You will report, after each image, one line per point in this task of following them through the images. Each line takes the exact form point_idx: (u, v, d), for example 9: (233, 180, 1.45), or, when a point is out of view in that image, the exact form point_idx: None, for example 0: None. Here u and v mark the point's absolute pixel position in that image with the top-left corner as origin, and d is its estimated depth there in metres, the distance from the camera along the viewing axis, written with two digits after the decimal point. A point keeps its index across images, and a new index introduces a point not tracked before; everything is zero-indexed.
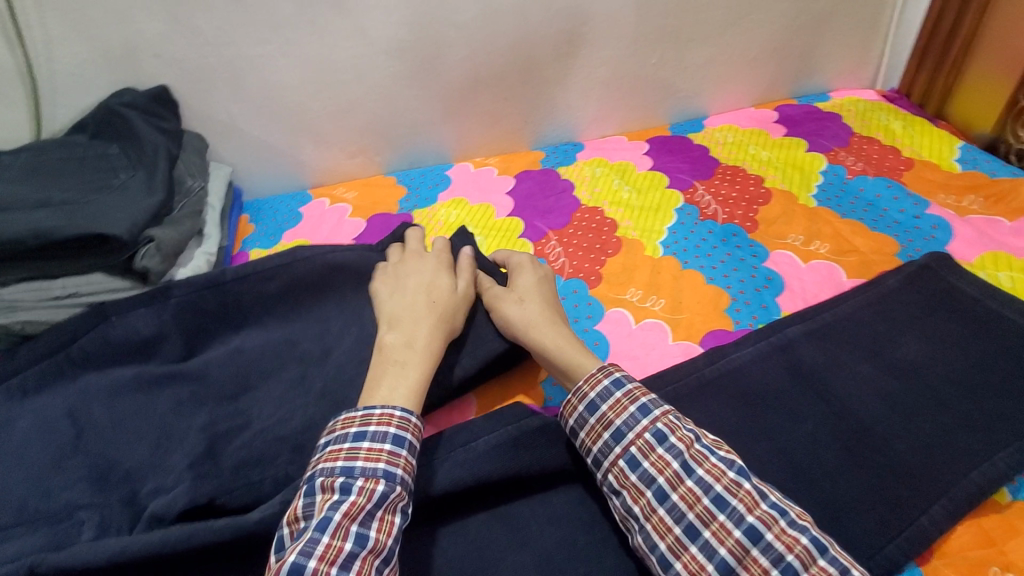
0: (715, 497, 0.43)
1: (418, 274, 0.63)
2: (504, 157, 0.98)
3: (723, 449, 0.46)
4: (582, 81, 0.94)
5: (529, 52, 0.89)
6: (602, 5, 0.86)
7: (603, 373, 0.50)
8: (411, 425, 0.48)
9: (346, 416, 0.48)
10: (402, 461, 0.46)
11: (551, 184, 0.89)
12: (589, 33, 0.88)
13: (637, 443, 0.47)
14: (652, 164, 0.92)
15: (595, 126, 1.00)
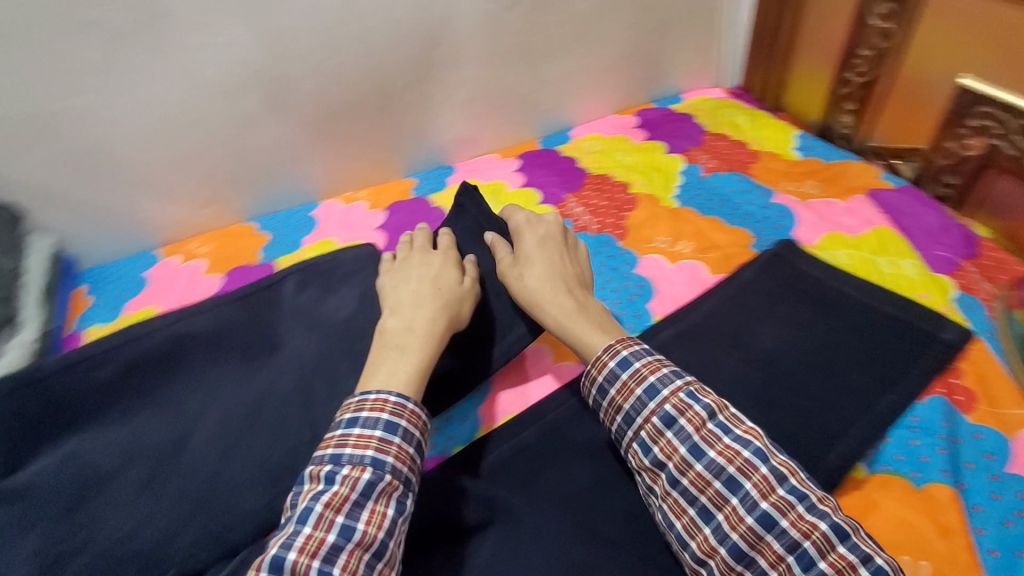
0: (726, 480, 0.45)
1: (423, 266, 0.63)
2: (375, 190, 0.94)
3: (747, 430, 0.47)
4: (445, 104, 0.92)
5: (382, 81, 0.85)
6: (448, 28, 0.84)
7: (608, 355, 0.52)
8: (406, 413, 0.49)
9: (345, 403, 0.50)
10: (393, 449, 0.47)
11: (424, 212, 0.87)
12: (440, 56, 0.86)
13: (647, 427, 0.49)
14: (523, 181, 0.91)
15: (466, 147, 0.99)
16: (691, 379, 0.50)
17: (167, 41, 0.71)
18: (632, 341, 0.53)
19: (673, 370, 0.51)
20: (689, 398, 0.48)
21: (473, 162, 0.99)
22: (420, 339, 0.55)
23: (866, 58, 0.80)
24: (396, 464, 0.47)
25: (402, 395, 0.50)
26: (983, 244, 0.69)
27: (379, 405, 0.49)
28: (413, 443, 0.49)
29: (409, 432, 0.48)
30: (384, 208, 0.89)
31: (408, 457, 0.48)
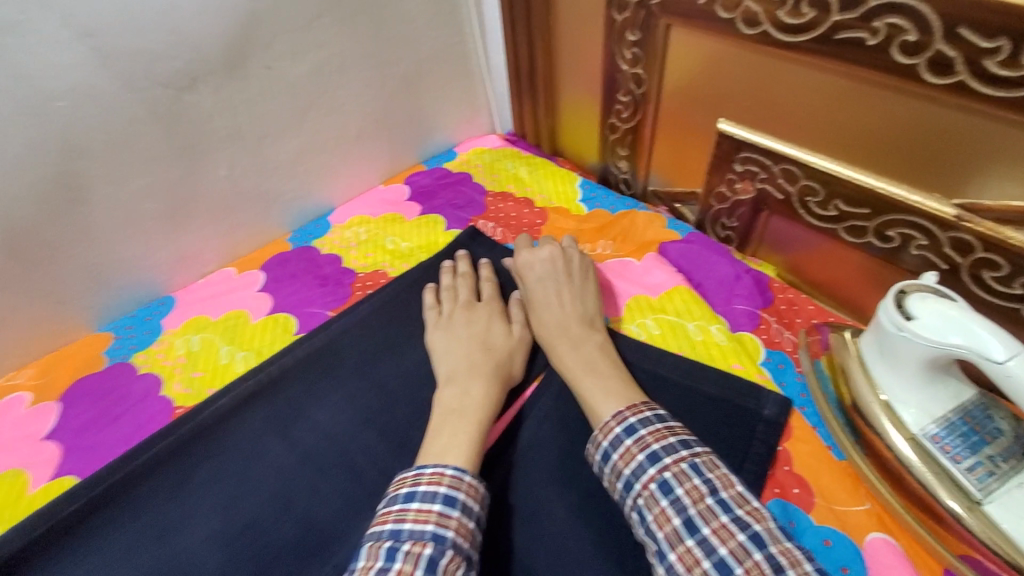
0: (718, 562, 0.37)
1: (473, 324, 0.61)
2: (45, 365, 0.65)
3: (752, 512, 0.40)
4: (127, 228, 0.66)
5: (3, 217, 0.57)
6: (93, 129, 0.59)
7: (616, 421, 0.47)
8: (464, 485, 0.43)
9: (396, 479, 0.44)
10: (454, 521, 0.41)
11: (123, 390, 0.61)
12: (95, 168, 0.61)
13: (645, 494, 0.43)
14: (270, 305, 0.70)
15: (187, 267, 0.73)
16: (703, 450, 0.44)
17: None
18: (643, 406, 0.48)
19: (683, 440, 0.45)
20: (691, 470, 0.42)
21: (203, 284, 0.74)
22: (470, 402, 0.52)
23: (626, 103, 0.75)
24: (460, 537, 0.41)
25: (457, 467, 0.44)
26: (773, 287, 0.66)
27: (430, 474, 0.44)
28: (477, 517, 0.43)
29: (468, 502, 0.43)
30: (56, 398, 0.61)
31: (469, 532, 0.41)
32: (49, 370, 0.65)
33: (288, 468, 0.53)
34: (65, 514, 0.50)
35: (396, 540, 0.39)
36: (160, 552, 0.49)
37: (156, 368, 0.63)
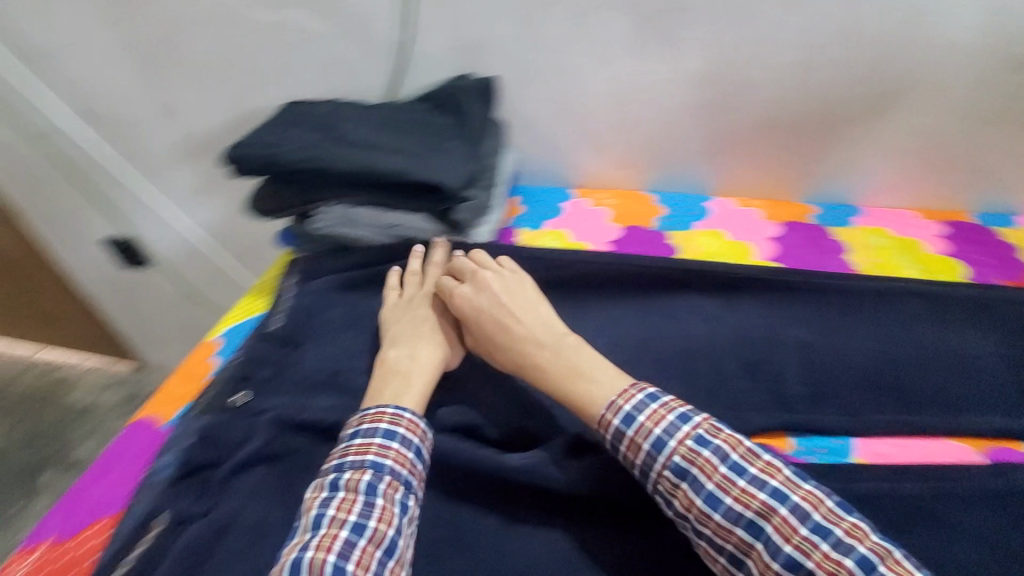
0: (772, 491, 0.47)
1: (409, 309, 0.73)
2: (623, 200, 1.00)
3: (765, 468, 0.49)
4: (729, 146, 0.95)
5: (694, 109, 0.92)
6: (770, 78, 0.87)
7: (612, 412, 0.55)
8: (405, 421, 0.59)
9: (355, 415, 0.60)
10: (391, 453, 0.56)
11: (660, 245, 0.87)
12: (753, 97, 0.89)
13: (682, 450, 0.51)
14: (773, 250, 0.85)
15: (730, 190, 1.00)
16: (703, 418, 0.53)
17: (520, 87, 0.95)
18: (633, 392, 0.56)
19: (679, 416, 0.53)
20: (697, 445, 0.50)
21: (734, 211, 0.94)
22: (413, 364, 0.66)
23: None
24: (399, 462, 0.56)
25: (401, 408, 0.60)
26: None
27: (363, 418, 0.59)
28: (422, 459, 0.59)
29: (406, 438, 0.57)
30: (622, 225, 0.93)
31: (408, 461, 0.57)
32: (624, 205, 0.99)
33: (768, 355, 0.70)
34: (613, 276, 0.79)
35: (330, 483, 0.54)
36: (667, 347, 0.71)
37: (681, 244, 0.87)
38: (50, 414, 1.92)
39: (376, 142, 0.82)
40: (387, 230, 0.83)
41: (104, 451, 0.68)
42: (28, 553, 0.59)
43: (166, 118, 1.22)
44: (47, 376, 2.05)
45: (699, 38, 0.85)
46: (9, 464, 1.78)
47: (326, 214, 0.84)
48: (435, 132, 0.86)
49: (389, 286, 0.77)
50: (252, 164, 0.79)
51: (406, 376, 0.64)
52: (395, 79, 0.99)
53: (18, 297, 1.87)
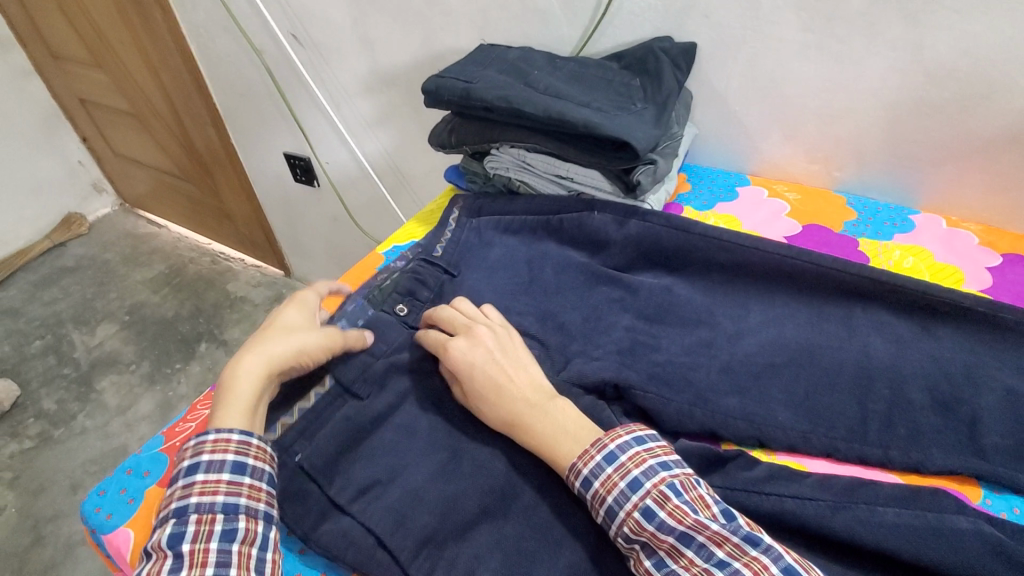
0: (717, 562, 0.46)
1: (264, 333, 0.66)
2: (806, 196, 0.90)
3: (712, 537, 0.47)
4: (951, 154, 0.82)
5: (915, 104, 0.80)
6: None
7: (573, 476, 0.54)
8: (205, 451, 0.55)
9: (187, 448, 0.56)
10: (193, 490, 0.52)
11: (844, 250, 0.78)
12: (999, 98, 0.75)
13: (629, 520, 0.50)
14: (987, 283, 0.72)
15: (940, 203, 0.86)
16: (652, 484, 0.51)
17: (720, 59, 0.89)
18: (590, 453, 0.54)
19: (630, 481, 0.52)
20: (644, 517, 0.50)
21: (944, 232, 0.81)
22: (224, 389, 0.60)
23: None
24: (208, 493, 0.52)
25: (204, 433, 0.56)
26: None
27: (177, 463, 0.56)
28: (247, 471, 0.54)
29: (212, 463, 0.54)
30: (800, 222, 0.85)
31: (217, 487, 0.53)
32: (807, 200, 0.89)
33: (959, 396, 0.60)
34: (786, 272, 0.71)
35: (146, 548, 0.51)
36: (835, 359, 0.65)
37: (872, 255, 0.77)
38: (211, 296, 2.23)
39: (564, 92, 0.80)
40: (558, 180, 0.83)
41: None
42: None
43: (358, 49, 1.31)
44: (214, 264, 2.37)
45: (956, 27, 0.73)
46: (177, 329, 2.10)
47: (505, 156, 0.85)
48: (624, 93, 0.84)
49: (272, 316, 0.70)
50: (443, 95, 0.81)
51: (223, 397, 0.59)
52: (590, 35, 0.98)
53: (206, 192, 2.17)
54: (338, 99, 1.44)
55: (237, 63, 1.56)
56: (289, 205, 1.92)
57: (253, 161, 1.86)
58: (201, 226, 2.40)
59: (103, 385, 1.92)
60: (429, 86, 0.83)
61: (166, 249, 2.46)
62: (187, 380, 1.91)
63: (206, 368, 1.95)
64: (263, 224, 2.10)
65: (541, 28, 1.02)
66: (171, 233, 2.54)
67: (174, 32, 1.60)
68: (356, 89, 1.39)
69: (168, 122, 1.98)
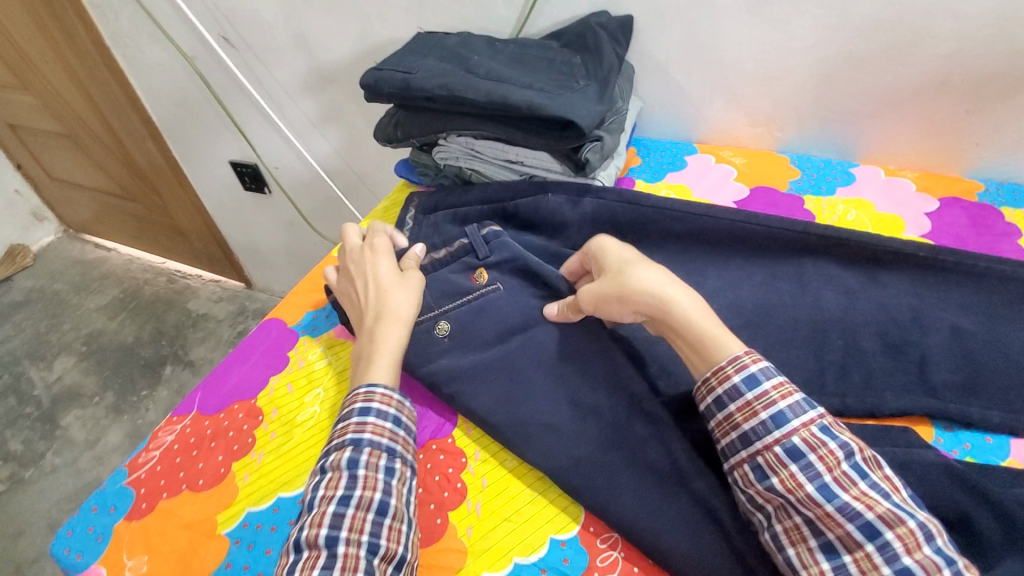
0: (895, 503, 0.46)
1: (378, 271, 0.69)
2: (752, 158, 0.91)
3: (886, 480, 0.48)
4: (885, 106, 0.84)
5: (847, 61, 0.82)
6: (949, 26, 0.75)
7: (734, 368, 0.53)
8: (377, 395, 0.59)
9: (357, 393, 0.60)
10: (368, 427, 0.57)
11: (791, 209, 0.80)
12: (924, 48, 0.77)
13: (802, 433, 0.49)
14: (927, 228, 0.75)
15: (878, 154, 0.89)
16: (828, 412, 0.51)
17: (658, 30, 0.89)
18: (762, 361, 0.54)
19: (805, 401, 0.51)
20: (824, 434, 0.49)
21: (884, 181, 0.83)
22: (374, 344, 0.63)
23: None
24: (378, 433, 0.57)
25: (372, 386, 0.60)
26: None
27: (345, 405, 0.60)
28: (404, 425, 0.59)
29: (382, 410, 0.58)
30: (749, 185, 0.86)
31: (386, 430, 0.57)
32: (753, 163, 0.90)
33: (910, 340, 0.63)
34: (736, 237, 0.72)
35: (318, 466, 0.56)
36: (792, 316, 0.66)
37: (817, 212, 0.79)
38: (172, 316, 2.16)
39: (506, 75, 0.79)
40: (509, 165, 0.82)
41: (241, 341, 0.74)
42: (179, 421, 0.66)
43: (294, 47, 1.27)
44: (172, 283, 2.29)
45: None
46: (139, 355, 2.02)
47: (453, 145, 0.84)
48: (565, 71, 0.84)
49: (349, 266, 0.72)
50: (382, 89, 0.79)
51: (376, 349, 0.62)
52: (528, 15, 0.96)
53: (153, 209, 2.08)
54: (281, 100, 1.39)
55: (168, 72, 1.49)
56: (242, 216, 1.86)
57: (199, 173, 1.79)
58: (153, 245, 2.31)
59: (69, 421, 1.84)
60: (368, 80, 0.80)
61: (119, 273, 2.36)
62: (158, 405, 1.85)
63: (175, 392, 1.89)
64: (218, 237, 2.03)
65: (477, 11, 1.01)
66: (121, 256, 2.44)
67: (97, 44, 1.51)
68: (297, 88, 1.35)
69: (104, 140, 1.88)
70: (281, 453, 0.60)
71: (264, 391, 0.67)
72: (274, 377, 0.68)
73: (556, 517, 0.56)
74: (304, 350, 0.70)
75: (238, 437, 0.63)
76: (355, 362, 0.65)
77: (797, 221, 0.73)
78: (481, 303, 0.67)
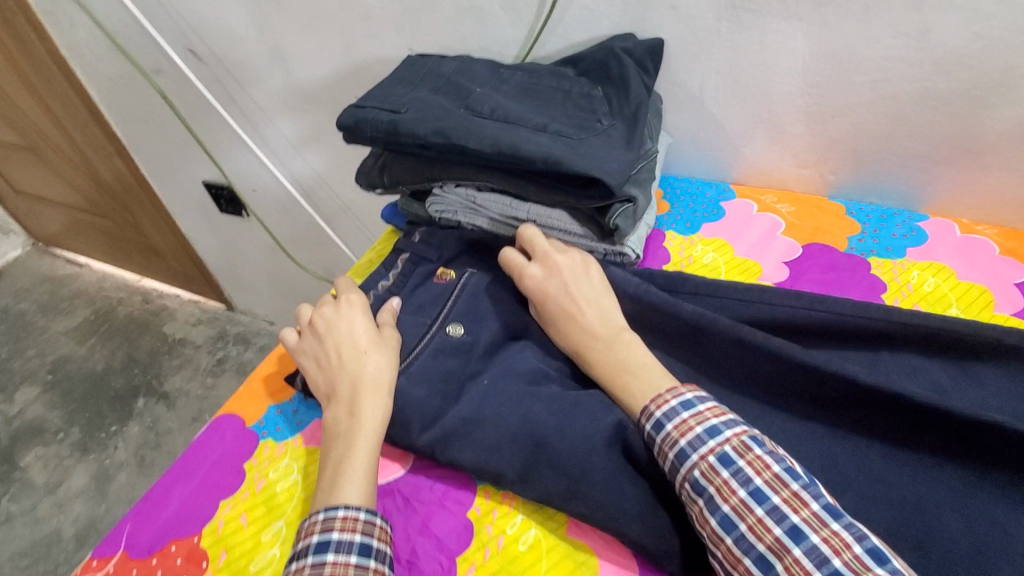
0: (790, 528, 0.42)
1: (352, 334, 0.60)
2: (800, 206, 0.78)
3: (790, 499, 0.43)
4: (960, 150, 0.71)
5: (919, 98, 0.69)
6: None
7: (646, 419, 0.50)
8: (336, 521, 0.47)
9: (312, 520, 0.48)
10: (324, 568, 0.45)
11: (854, 276, 0.67)
12: (1018, 86, 0.64)
13: (702, 466, 0.46)
14: (1021, 306, 0.62)
15: (947, 204, 0.76)
16: (733, 435, 0.47)
17: (692, 55, 0.76)
18: (667, 397, 0.50)
19: (708, 428, 0.47)
20: (719, 464, 0.45)
21: (959, 240, 0.70)
22: (352, 425, 0.54)
23: None
24: (338, 575, 0.45)
25: (332, 507, 0.48)
26: None
27: (298, 535, 0.48)
28: (373, 553, 0.47)
29: (342, 542, 0.46)
30: (800, 242, 0.73)
31: (347, 568, 0.45)
32: (802, 212, 0.77)
33: None
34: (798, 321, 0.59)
35: None
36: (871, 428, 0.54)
37: (886, 280, 0.66)
38: (146, 341, 2.01)
39: (515, 115, 0.66)
40: (518, 223, 0.68)
41: (186, 449, 0.61)
42: (100, 567, 0.52)
43: (268, 62, 1.12)
44: (146, 304, 2.14)
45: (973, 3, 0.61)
46: (109, 385, 1.87)
47: (449, 195, 0.70)
48: (585, 107, 0.71)
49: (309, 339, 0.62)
50: (365, 131, 0.65)
51: (353, 435, 0.53)
52: (538, 35, 0.82)
53: (124, 228, 1.93)
54: (257, 120, 1.25)
55: (131, 85, 1.33)
56: (219, 238, 1.71)
57: (171, 192, 1.64)
58: (126, 263, 2.15)
59: (30, 461, 1.69)
60: (348, 119, 0.66)
61: (90, 292, 2.20)
62: (126, 444, 1.71)
63: (146, 428, 1.75)
64: (194, 258, 1.88)
65: (478, 29, 0.86)
66: (93, 273, 2.28)
67: (53, 54, 1.35)
68: (273, 107, 1.20)
69: (67, 153, 1.73)
70: None
71: (211, 525, 0.53)
72: (224, 504, 0.54)
73: None
74: (264, 465, 0.57)
75: None
76: (327, 444, 0.55)
77: (871, 302, 0.59)
78: (470, 291, 0.65)
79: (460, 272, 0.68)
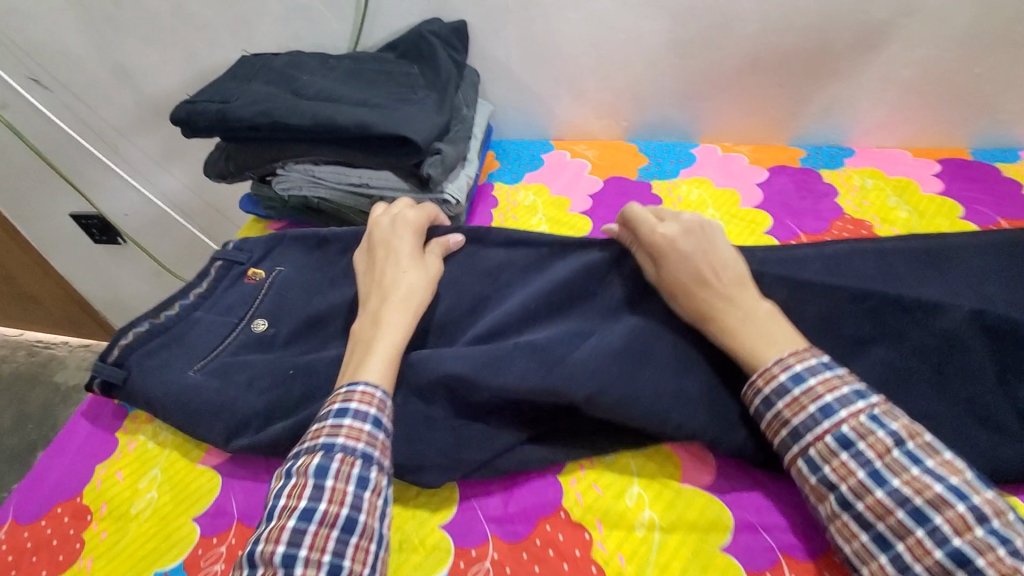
0: (948, 487, 0.42)
1: (399, 263, 0.63)
2: (604, 150, 0.93)
3: (945, 464, 0.43)
4: (708, 86, 0.88)
5: (666, 48, 0.85)
6: (749, 8, 0.80)
7: (781, 367, 0.49)
8: (355, 395, 0.52)
9: (337, 391, 0.54)
10: (342, 431, 0.50)
11: (639, 197, 0.83)
12: (731, 28, 0.82)
13: (850, 422, 0.46)
14: (759, 198, 0.79)
15: (714, 131, 0.93)
16: (848, 414, 0.46)
17: (492, 32, 0.89)
18: (807, 354, 0.50)
19: (857, 392, 0.47)
20: (871, 423, 0.45)
21: (721, 157, 0.88)
22: (377, 331, 0.57)
23: None
24: (351, 438, 0.50)
25: (352, 383, 0.53)
26: None
27: (322, 405, 0.53)
28: (382, 427, 0.52)
29: (359, 410, 0.51)
30: (602, 177, 0.88)
31: (362, 434, 0.50)
32: (605, 154, 0.92)
33: None
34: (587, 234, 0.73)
35: (286, 473, 0.50)
36: None
37: (663, 195, 0.82)
38: (38, 394, 1.90)
39: (336, 94, 0.75)
40: (355, 189, 0.78)
41: (61, 433, 0.66)
42: None
43: (115, 81, 1.14)
44: (32, 356, 2.02)
45: None
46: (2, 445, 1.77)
47: (292, 172, 0.78)
48: (401, 82, 0.81)
49: (371, 243, 0.66)
50: (198, 122, 0.73)
51: (378, 338, 0.57)
52: (361, 25, 0.93)
53: None
54: (115, 141, 1.26)
55: None
56: (99, 270, 1.67)
57: (38, 232, 1.58)
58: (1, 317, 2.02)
59: None
60: (179, 112, 0.73)
61: None
62: None
63: None
64: (77, 298, 1.81)
65: (306, 26, 0.95)
66: None
67: None
68: (129, 126, 1.22)
69: None
70: (116, 553, 0.54)
71: (90, 485, 0.59)
72: (100, 467, 0.60)
73: (426, 560, 0.52)
74: (133, 431, 0.63)
75: (63, 545, 0.55)
76: (350, 344, 0.59)
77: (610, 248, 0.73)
78: (278, 286, 0.71)
79: (270, 269, 0.74)
